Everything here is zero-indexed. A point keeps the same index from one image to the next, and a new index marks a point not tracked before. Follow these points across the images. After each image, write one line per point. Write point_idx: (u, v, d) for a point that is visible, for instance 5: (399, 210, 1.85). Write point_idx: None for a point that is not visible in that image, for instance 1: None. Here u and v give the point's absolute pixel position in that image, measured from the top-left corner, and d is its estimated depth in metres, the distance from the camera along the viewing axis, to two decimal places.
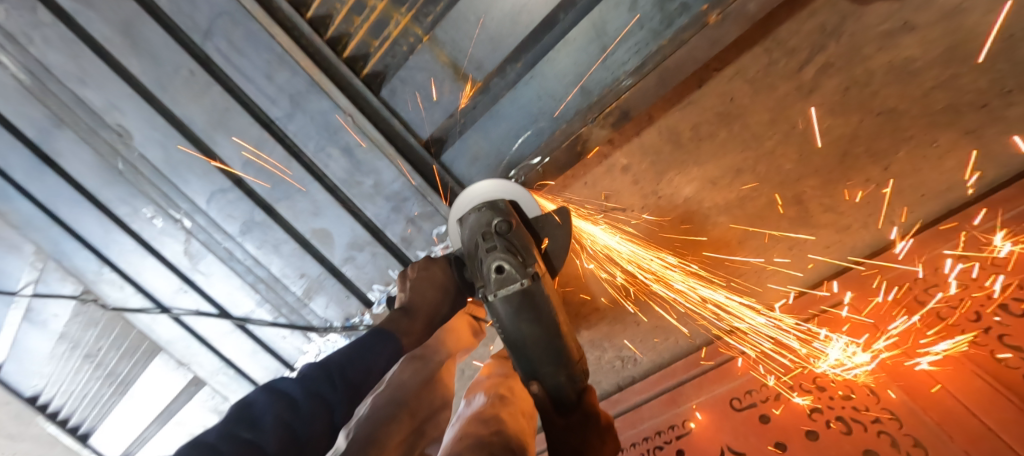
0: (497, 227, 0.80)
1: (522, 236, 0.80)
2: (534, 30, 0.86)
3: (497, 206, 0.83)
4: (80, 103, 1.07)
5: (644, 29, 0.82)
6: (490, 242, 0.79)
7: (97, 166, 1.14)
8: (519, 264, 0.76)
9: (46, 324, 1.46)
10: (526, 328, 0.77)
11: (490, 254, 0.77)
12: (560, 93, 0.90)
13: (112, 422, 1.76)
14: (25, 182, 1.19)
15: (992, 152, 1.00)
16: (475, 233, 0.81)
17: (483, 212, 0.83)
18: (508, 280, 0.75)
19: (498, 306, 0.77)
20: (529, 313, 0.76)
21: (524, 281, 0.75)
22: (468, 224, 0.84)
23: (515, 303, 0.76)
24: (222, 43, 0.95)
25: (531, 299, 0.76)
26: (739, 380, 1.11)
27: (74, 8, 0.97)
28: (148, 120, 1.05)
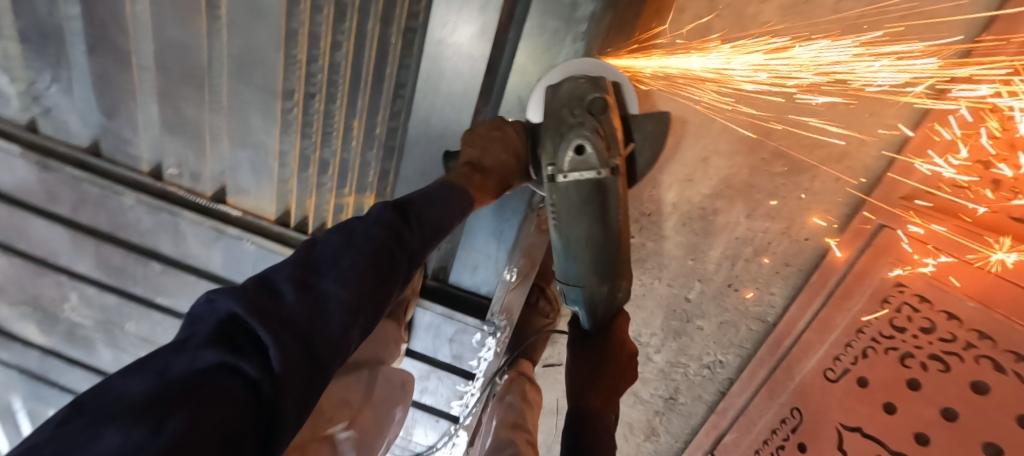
0: (594, 103, 0.78)
1: (615, 127, 0.80)
2: None
3: (596, 81, 0.79)
4: None
5: None
6: (577, 117, 0.79)
7: None
8: (604, 153, 0.78)
9: None
10: (585, 227, 0.83)
11: (575, 131, 0.79)
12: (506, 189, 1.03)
13: None
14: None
15: (948, 16, 0.86)
16: (562, 108, 0.79)
17: (578, 85, 0.78)
18: (586, 163, 0.79)
19: (563, 185, 0.82)
20: (596, 206, 0.81)
21: (604, 172, 0.79)
22: (559, 92, 0.80)
23: (585, 191, 0.81)
24: None
25: (603, 203, 0.81)
26: (822, 349, 1.10)
27: (171, 300, 1.32)
28: None
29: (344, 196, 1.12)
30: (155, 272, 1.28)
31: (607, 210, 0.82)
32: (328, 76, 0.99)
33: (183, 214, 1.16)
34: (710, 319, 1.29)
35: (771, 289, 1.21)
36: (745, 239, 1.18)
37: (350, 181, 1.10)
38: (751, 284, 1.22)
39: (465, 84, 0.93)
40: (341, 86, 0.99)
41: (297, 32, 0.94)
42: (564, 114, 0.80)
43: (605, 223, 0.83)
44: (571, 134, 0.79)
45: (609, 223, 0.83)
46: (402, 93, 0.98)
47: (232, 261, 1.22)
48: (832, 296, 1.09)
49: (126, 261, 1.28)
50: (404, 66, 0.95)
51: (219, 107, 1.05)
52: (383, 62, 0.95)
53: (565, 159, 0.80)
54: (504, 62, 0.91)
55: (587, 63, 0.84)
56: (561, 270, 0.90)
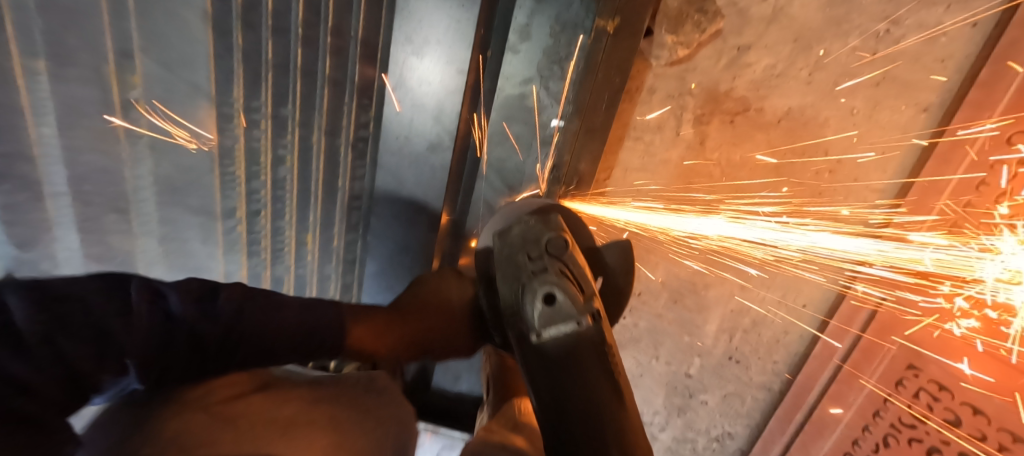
0: (548, 246, 0.61)
1: (585, 273, 0.62)
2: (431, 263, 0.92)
3: (547, 218, 0.64)
4: None
5: None
6: (536, 263, 0.61)
7: None
8: (573, 299, 0.59)
9: None
10: (574, 388, 0.58)
11: (535, 278, 0.60)
12: None
13: None
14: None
15: (918, 86, 0.86)
16: (511, 254, 0.63)
17: (527, 224, 0.63)
18: (557, 315, 0.59)
19: (530, 349, 0.61)
20: (584, 360, 0.59)
21: (581, 322, 0.59)
22: (508, 237, 0.64)
23: (551, 352, 0.60)
24: None
25: (574, 367, 0.59)
26: (838, 429, 1.05)
27: None
28: None
29: None
30: None
31: (586, 373, 0.58)
32: (274, 190, 0.89)
33: None
34: (713, 394, 1.20)
35: (773, 359, 1.12)
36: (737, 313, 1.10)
37: None
38: (752, 356, 1.13)
39: (422, 193, 0.84)
40: None
41: (231, 147, 0.80)
42: (520, 259, 0.62)
43: (584, 389, 0.58)
44: (534, 284, 0.59)
45: (591, 392, 0.58)
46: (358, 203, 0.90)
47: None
48: (835, 377, 1.03)
49: None
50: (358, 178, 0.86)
51: None
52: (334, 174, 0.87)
53: (530, 315, 0.60)
54: (468, 167, 0.83)
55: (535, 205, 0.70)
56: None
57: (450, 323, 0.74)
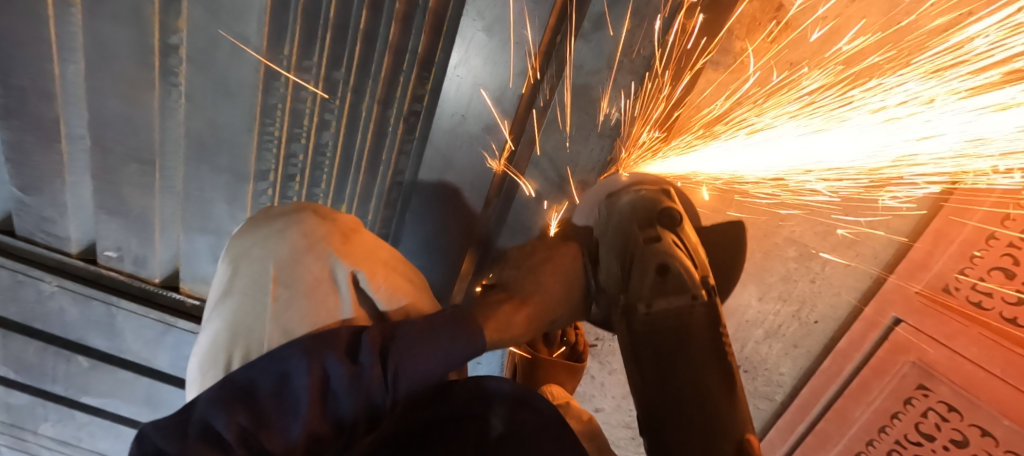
0: (664, 218, 0.65)
1: (697, 258, 0.65)
2: (470, 246, 0.92)
3: (658, 197, 0.68)
4: None
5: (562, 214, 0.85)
6: (652, 234, 0.64)
7: None
8: (690, 273, 0.61)
9: None
10: (685, 364, 0.60)
11: (649, 250, 0.63)
12: None
13: None
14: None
15: None
16: (625, 226, 0.65)
17: (637, 199, 0.67)
18: (668, 288, 0.61)
19: (640, 320, 0.62)
20: (696, 337, 0.61)
21: (698, 298, 0.61)
22: (618, 209, 0.68)
23: (661, 322, 0.61)
24: None
25: (689, 344, 0.61)
26: (843, 440, 1.07)
27: (106, 401, 1.10)
28: None
29: None
30: (80, 370, 1.05)
31: (699, 351, 0.60)
32: (312, 157, 0.86)
33: (122, 303, 0.98)
34: None
35: (778, 370, 1.14)
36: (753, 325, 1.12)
37: None
38: (759, 366, 1.16)
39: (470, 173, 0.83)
40: (327, 168, 0.87)
41: (276, 107, 0.80)
42: (634, 231, 0.65)
43: (696, 368, 0.60)
44: (653, 252, 0.62)
45: (701, 370, 0.60)
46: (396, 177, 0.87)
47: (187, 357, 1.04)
48: (846, 388, 1.06)
49: (42, 357, 1.04)
50: (404, 152, 0.84)
51: (175, 187, 0.89)
52: (380, 147, 0.84)
53: (643, 286, 0.62)
54: (519, 154, 0.82)
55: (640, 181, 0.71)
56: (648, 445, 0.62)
57: (556, 308, 0.67)
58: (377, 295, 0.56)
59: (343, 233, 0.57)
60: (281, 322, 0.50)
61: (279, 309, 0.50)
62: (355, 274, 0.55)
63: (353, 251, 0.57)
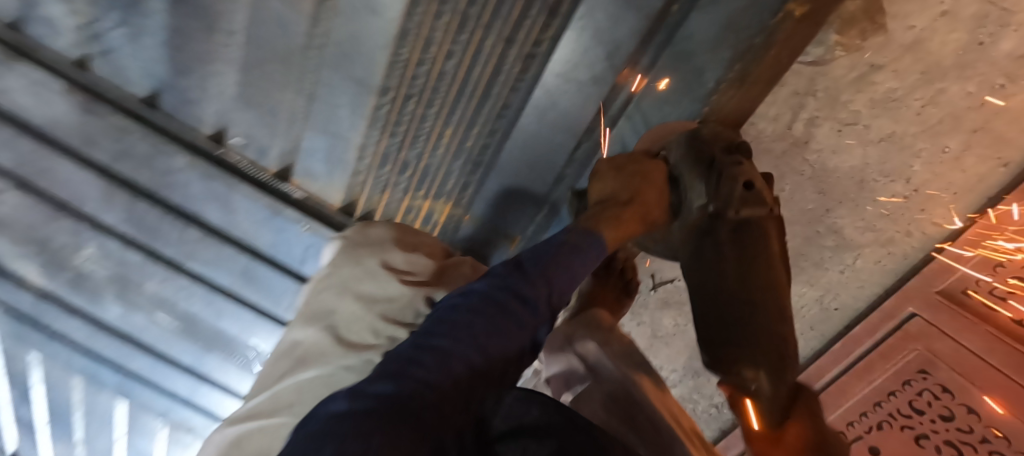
0: (738, 149, 0.77)
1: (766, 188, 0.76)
2: (550, 186, 1.06)
3: (731, 139, 0.78)
4: (219, 332, 1.38)
5: None
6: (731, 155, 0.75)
7: (243, 372, 1.46)
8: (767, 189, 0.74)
9: None
10: (759, 247, 0.73)
11: (731, 159, 0.73)
12: None
13: None
14: (202, 401, 1.58)
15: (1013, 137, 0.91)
16: (702, 154, 0.76)
17: (702, 138, 0.78)
18: (752, 199, 0.72)
19: (727, 230, 0.74)
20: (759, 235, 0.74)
21: (767, 212, 0.74)
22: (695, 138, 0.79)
23: (743, 233, 0.73)
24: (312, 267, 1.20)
25: (765, 257, 0.73)
26: (838, 408, 1.17)
27: (209, 271, 1.27)
28: (271, 331, 1.34)
29: (416, 200, 1.10)
30: (191, 238, 1.21)
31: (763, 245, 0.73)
32: (431, 82, 0.95)
33: (241, 188, 1.11)
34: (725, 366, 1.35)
35: None
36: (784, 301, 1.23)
37: (426, 186, 1.07)
38: None
39: (570, 116, 0.95)
40: (443, 94, 0.96)
41: (410, 31, 0.89)
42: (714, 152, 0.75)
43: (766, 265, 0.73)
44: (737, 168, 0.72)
45: (764, 262, 0.73)
46: (500, 112, 0.97)
47: (284, 243, 1.18)
48: (856, 363, 1.17)
49: (161, 221, 1.21)
50: (514, 89, 0.93)
51: (307, 90, 1.01)
52: (491, 82, 0.93)
53: (734, 195, 0.71)
54: (613, 109, 0.94)
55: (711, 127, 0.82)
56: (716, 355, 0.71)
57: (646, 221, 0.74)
58: (411, 273, 0.79)
59: (396, 233, 0.87)
60: (348, 294, 0.75)
61: (336, 295, 0.76)
62: (391, 262, 0.79)
63: (398, 241, 0.85)
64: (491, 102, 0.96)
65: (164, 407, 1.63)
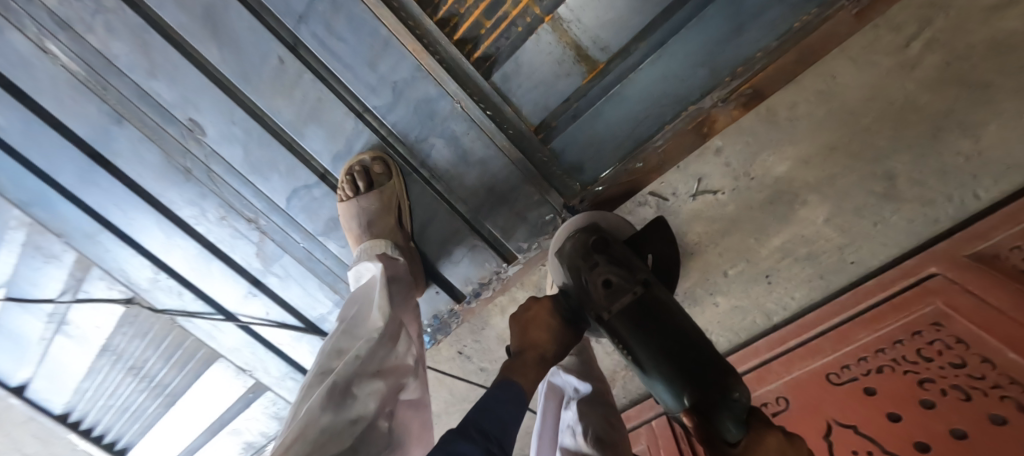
0: (590, 243, 0.85)
1: (622, 252, 0.82)
2: (667, 5, 0.81)
3: (586, 227, 0.90)
4: (144, 96, 0.99)
5: (784, 6, 0.79)
6: (592, 259, 0.82)
7: (162, 166, 1.06)
8: (625, 275, 0.78)
9: (79, 309, 1.35)
10: (618, 319, 0.76)
11: (595, 274, 0.80)
12: (683, 73, 0.86)
13: (154, 437, 1.61)
14: (93, 201, 1.15)
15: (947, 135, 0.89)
16: (576, 258, 0.86)
17: (576, 235, 0.88)
18: (620, 292, 0.77)
19: (626, 340, 0.75)
20: (661, 314, 0.73)
21: (637, 289, 0.76)
22: (565, 253, 0.88)
23: (636, 311, 0.74)
24: (318, 27, 0.87)
25: (664, 309, 0.73)
26: (839, 352, 1.10)
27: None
28: (221, 112, 0.98)
29: None
30: None
31: (675, 318, 0.72)
32: None
33: None
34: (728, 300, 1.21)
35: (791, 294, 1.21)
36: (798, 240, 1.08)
37: None
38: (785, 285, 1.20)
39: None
40: None
41: None
42: (580, 263, 0.84)
43: (675, 322, 0.72)
44: (596, 273, 0.80)
45: (678, 325, 0.71)
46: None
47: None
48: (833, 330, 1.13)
49: None
50: None
51: None
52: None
53: (599, 299, 0.79)
54: None
55: (607, 216, 0.93)
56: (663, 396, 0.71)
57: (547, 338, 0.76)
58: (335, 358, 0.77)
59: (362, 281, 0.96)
60: None
61: None
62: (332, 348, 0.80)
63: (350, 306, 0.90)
64: None
65: (29, 199, 1.17)
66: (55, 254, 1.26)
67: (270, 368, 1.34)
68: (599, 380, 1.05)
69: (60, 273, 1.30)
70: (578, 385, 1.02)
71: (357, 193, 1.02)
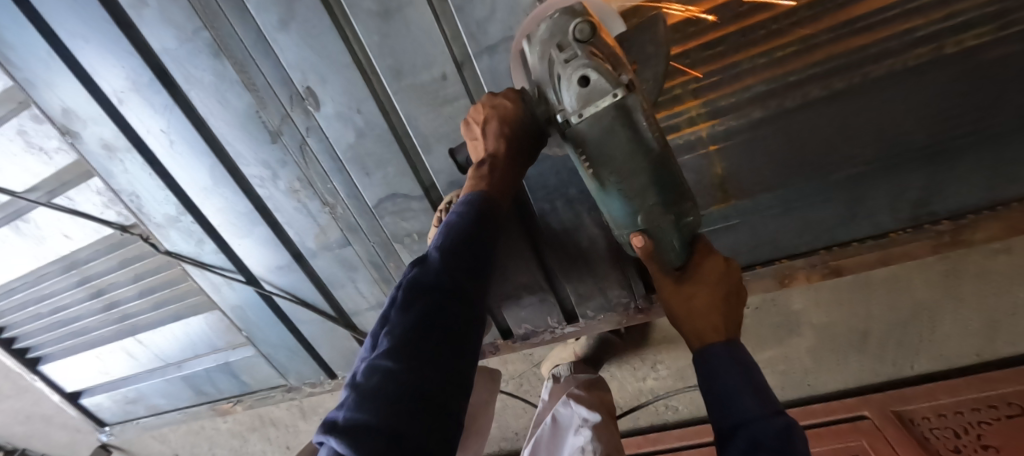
0: (573, 34, 0.64)
1: (606, 46, 0.65)
2: (810, 179, 0.91)
3: (572, 10, 0.68)
4: (258, 40, 0.84)
5: (896, 217, 0.92)
6: (567, 53, 0.65)
7: (245, 117, 0.92)
8: (607, 71, 0.61)
9: (49, 214, 1.15)
10: (584, 123, 0.65)
11: (569, 65, 0.64)
12: (793, 230, 0.97)
13: (90, 358, 1.44)
14: (131, 118, 0.96)
15: (931, 347, 1.13)
16: (551, 49, 0.68)
17: (558, 22, 0.67)
18: (596, 95, 0.62)
19: (589, 147, 0.68)
20: (626, 126, 0.63)
21: (616, 95, 0.61)
22: (537, 42, 0.70)
23: (607, 127, 0.64)
24: (502, 63, 0.82)
25: (629, 120, 0.63)
26: None
27: None
28: (346, 93, 0.88)
29: (683, 91, 0.84)
30: None
31: (632, 147, 0.65)
32: None
33: None
34: None
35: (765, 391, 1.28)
36: (786, 376, 1.23)
37: (710, 82, 0.83)
38: None
39: (910, 132, 0.83)
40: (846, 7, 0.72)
41: None
42: (554, 53, 0.67)
43: (635, 138, 0.64)
44: (571, 67, 0.64)
45: (634, 148, 0.65)
46: (870, 71, 0.78)
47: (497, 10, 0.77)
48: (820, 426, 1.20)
49: None
50: (899, 69, 0.78)
51: None
52: (911, 29, 0.73)
53: (568, 97, 0.65)
54: (956, 154, 0.84)
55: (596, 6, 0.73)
56: (618, 213, 0.75)
57: (512, 154, 0.76)
58: None
59: None
60: None
61: None
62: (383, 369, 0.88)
63: None
64: (867, 68, 0.78)
65: (41, 84, 0.94)
66: (43, 149, 1.05)
67: (268, 337, 1.25)
68: (605, 412, 1.05)
69: (41, 168, 1.09)
70: (587, 415, 1.02)
71: None
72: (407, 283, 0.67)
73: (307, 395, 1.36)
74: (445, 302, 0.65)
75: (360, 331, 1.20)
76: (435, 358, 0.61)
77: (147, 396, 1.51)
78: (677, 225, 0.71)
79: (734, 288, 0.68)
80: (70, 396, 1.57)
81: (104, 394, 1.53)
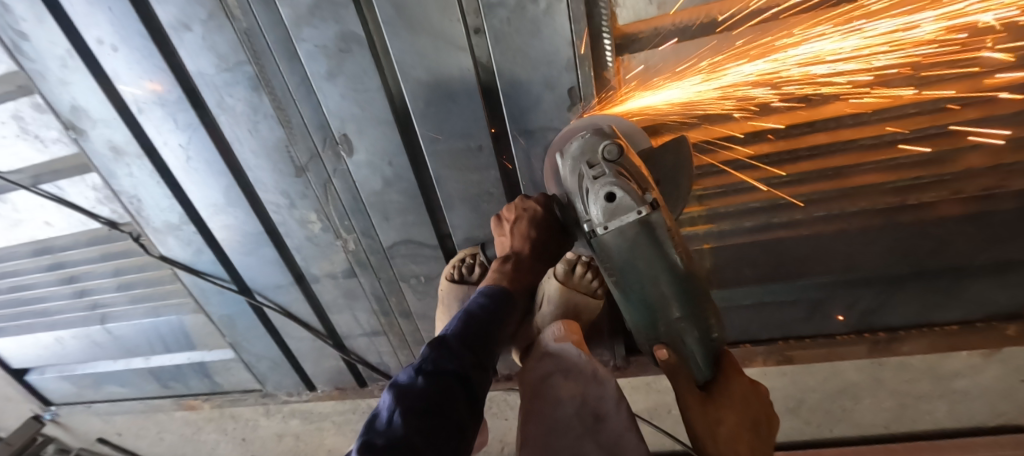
0: (603, 153, 0.70)
1: (634, 163, 0.70)
2: (779, 282, 1.05)
3: (602, 131, 0.74)
4: (303, 84, 0.85)
5: (841, 321, 1.09)
6: (596, 170, 0.70)
7: (274, 150, 0.93)
8: (632, 192, 0.66)
9: (33, 199, 1.10)
10: (610, 236, 0.68)
11: (596, 183, 0.69)
12: (756, 318, 1.12)
13: (46, 340, 1.38)
14: (147, 127, 0.93)
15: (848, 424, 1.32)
16: (581, 163, 0.73)
17: (589, 140, 0.73)
18: (621, 209, 0.67)
19: (613, 255, 0.71)
20: (651, 245, 0.67)
21: (641, 212, 0.65)
22: (568, 155, 0.75)
23: (633, 242, 0.67)
24: (538, 148, 0.90)
25: (654, 236, 0.66)
26: None
27: (392, 25, 0.77)
28: (382, 148, 0.91)
29: (691, 197, 0.94)
30: None
31: (655, 266, 0.68)
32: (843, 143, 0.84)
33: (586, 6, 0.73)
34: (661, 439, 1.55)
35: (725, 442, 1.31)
36: None
37: (714, 193, 0.93)
38: None
39: (862, 258, 0.99)
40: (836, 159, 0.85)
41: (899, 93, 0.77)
42: (583, 169, 0.72)
43: (658, 258, 0.68)
44: (598, 184, 0.69)
45: (659, 265, 0.69)
46: (843, 208, 0.92)
47: (541, 105, 0.84)
48: None
49: None
50: (865, 212, 0.92)
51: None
52: (879, 183, 0.88)
53: (593, 211, 0.69)
54: (895, 282, 1.01)
55: (624, 122, 0.81)
56: (639, 322, 0.77)
57: (537, 257, 0.81)
58: None
59: None
60: None
61: None
62: None
63: None
64: (842, 206, 0.92)
65: (51, 79, 0.89)
66: (39, 137, 1.00)
67: (253, 346, 1.27)
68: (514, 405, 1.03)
69: (34, 155, 1.04)
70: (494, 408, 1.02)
71: (465, 278, 0.99)
72: (432, 358, 0.61)
73: (281, 402, 1.39)
74: (467, 379, 0.62)
75: (349, 351, 1.25)
76: (448, 426, 0.57)
77: (105, 382, 1.47)
78: (706, 346, 0.73)
79: (759, 415, 0.70)
80: (17, 372, 1.51)
81: (55, 376, 1.47)
